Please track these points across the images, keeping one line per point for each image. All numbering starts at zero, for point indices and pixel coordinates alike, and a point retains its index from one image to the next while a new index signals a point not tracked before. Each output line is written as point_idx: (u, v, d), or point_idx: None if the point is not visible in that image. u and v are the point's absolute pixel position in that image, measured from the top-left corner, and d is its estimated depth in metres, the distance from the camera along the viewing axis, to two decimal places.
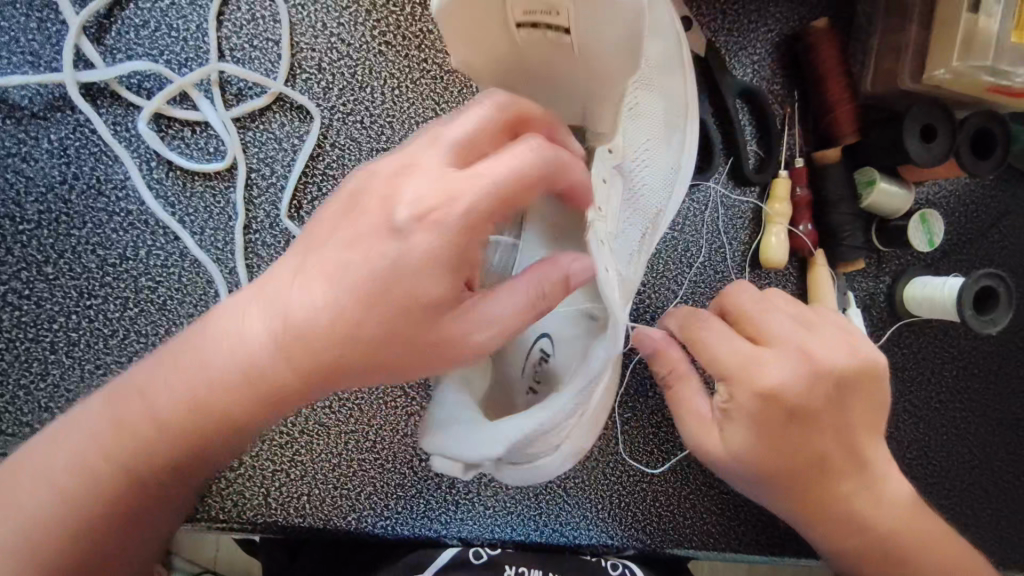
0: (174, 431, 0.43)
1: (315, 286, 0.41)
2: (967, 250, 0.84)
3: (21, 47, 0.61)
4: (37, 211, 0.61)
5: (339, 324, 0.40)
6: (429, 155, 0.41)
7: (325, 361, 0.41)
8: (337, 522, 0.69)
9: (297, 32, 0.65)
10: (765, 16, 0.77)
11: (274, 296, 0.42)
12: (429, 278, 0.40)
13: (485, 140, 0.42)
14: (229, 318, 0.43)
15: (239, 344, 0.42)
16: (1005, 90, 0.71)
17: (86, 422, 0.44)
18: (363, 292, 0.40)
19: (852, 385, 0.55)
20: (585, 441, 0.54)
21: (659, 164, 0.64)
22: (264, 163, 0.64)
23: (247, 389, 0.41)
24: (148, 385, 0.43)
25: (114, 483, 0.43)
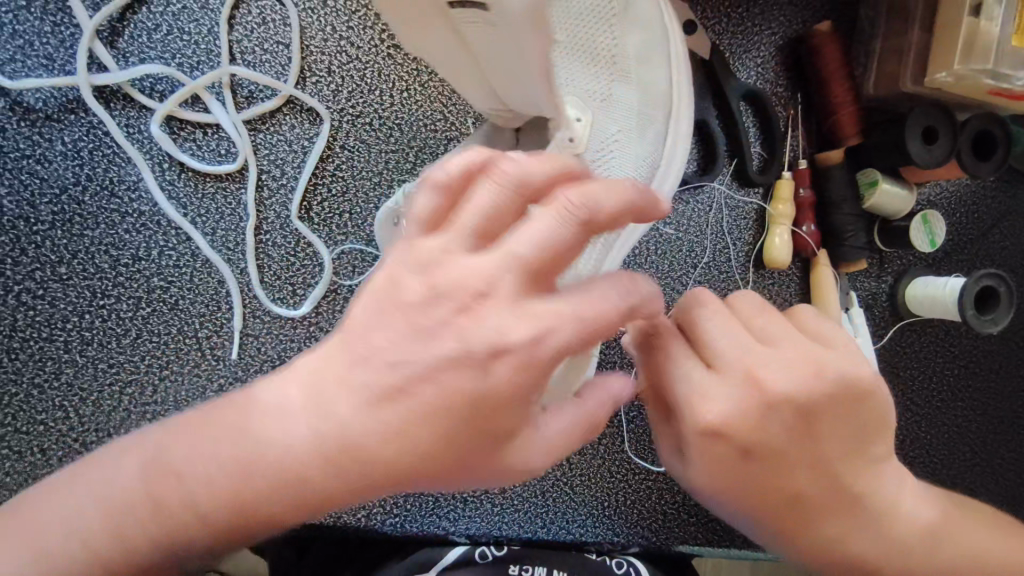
0: (190, 530, 0.37)
1: (398, 405, 0.36)
2: (968, 250, 0.84)
3: (35, 50, 0.61)
4: (51, 212, 0.61)
5: (411, 443, 0.36)
6: (509, 274, 0.36)
7: (384, 481, 0.36)
8: (347, 519, 0.71)
9: (307, 35, 0.66)
10: (769, 19, 0.78)
11: (342, 413, 0.36)
12: (497, 379, 0.36)
13: (565, 252, 0.36)
14: (267, 412, 0.36)
15: (293, 455, 0.35)
16: (1004, 93, 0.72)
17: (117, 476, 0.38)
18: (443, 426, 0.36)
19: (822, 408, 0.43)
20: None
21: (639, 142, 0.57)
22: (274, 165, 0.65)
23: (295, 504, 0.36)
24: (173, 481, 0.37)
25: (131, 563, 0.37)
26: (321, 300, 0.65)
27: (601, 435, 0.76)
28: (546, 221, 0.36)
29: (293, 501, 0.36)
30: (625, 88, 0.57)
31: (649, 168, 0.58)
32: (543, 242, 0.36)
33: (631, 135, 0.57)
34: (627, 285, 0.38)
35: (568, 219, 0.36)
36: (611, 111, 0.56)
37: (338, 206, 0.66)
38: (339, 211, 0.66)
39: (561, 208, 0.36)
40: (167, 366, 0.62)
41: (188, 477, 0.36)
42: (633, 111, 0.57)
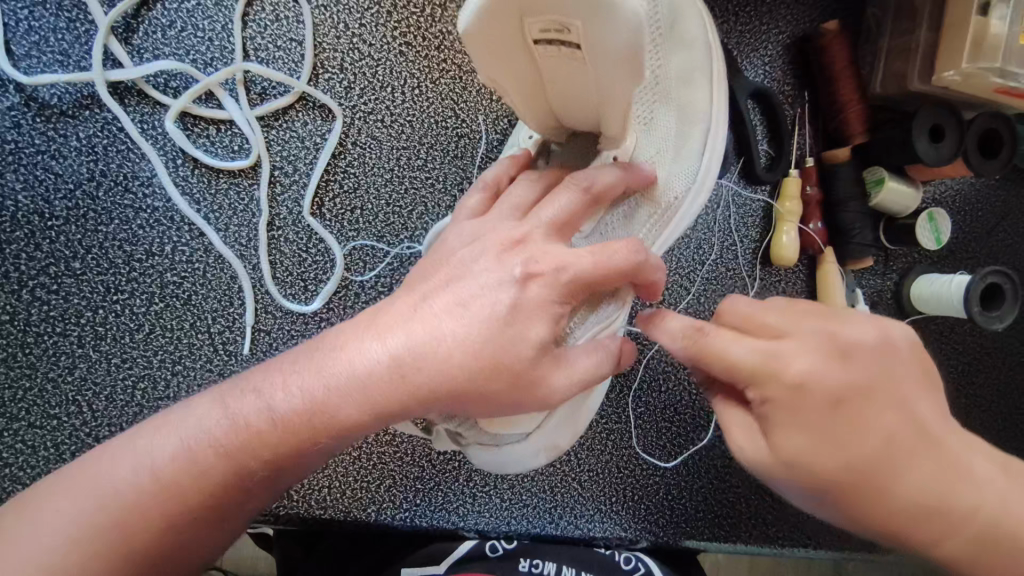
0: (264, 450, 0.42)
1: (440, 320, 0.43)
2: (972, 248, 0.85)
3: (50, 46, 0.62)
4: (65, 207, 0.62)
5: (461, 359, 0.42)
6: (539, 231, 0.47)
7: (421, 400, 0.42)
8: (358, 514, 0.70)
9: (320, 33, 0.66)
10: (776, 18, 0.78)
11: (399, 327, 0.43)
12: (518, 315, 0.43)
13: (576, 217, 0.49)
14: (345, 343, 0.43)
15: (362, 365, 0.42)
16: (1011, 92, 0.72)
17: (196, 417, 0.43)
18: (482, 338, 0.42)
19: (886, 357, 0.43)
20: (563, 439, 0.60)
21: (675, 159, 0.57)
22: (287, 161, 0.66)
23: (367, 409, 0.42)
24: (254, 401, 0.43)
25: (208, 489, 0.42)
26: (332, 296, 0.65)
27: (609, 431, 0.77)
28: (566, 193, 0.49)
29: (364, 404, 0.41)
30: (665, 116, 0.56)
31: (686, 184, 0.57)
32: (562, 208, 0.48)
33: (667, 155, 0.57)
34: (636, 247, 0.46)
35: (575, 188, 0.49)
36: (651, 135, 0.56)
37: (351, 202, 0.66)
38: (352, 207, 0.66)
39: (570, 183, 0.49)
40: (180, 360, 0.63)
41: (269, 394, 0.43)
42: (671, 134, 0.56)
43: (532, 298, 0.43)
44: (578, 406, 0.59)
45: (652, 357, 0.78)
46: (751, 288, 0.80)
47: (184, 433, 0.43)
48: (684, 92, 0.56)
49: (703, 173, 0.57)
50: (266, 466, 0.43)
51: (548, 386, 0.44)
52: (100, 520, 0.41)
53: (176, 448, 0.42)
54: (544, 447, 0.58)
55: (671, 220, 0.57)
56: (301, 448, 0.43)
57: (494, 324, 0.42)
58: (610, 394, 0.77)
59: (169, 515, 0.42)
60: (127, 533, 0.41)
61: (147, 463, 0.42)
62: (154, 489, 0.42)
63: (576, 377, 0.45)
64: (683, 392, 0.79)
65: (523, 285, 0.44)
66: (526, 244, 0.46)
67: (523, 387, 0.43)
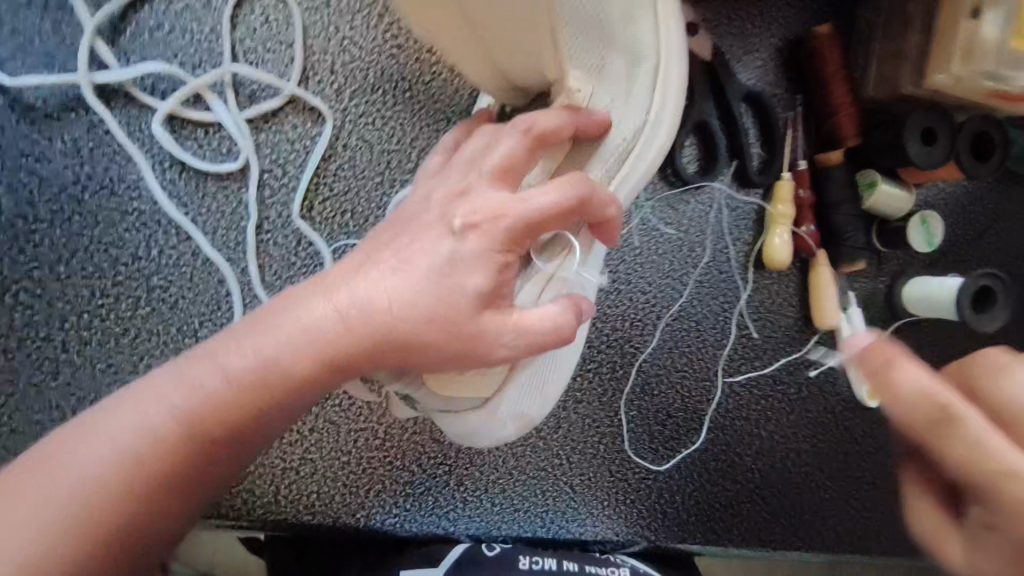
0: (232, 413, 0.43)
1: (385, 276, 0.46)
2: (964, 251, 0.85)
3: (36, 48, 0.61)
4: (50, 211, 0.61)
5: (413, 305, 0.45)
6: (481, 180, 0.48)
7: (381, 348, 0.45)
8: (347, 519, 0.70)
9: (310, 35, 0.66)
10: (768, 22, 0.78)
11: (345, 284, 0.46)
12: (465, 266, 0.45)
13: (520, 162, 0.49)
14: (293, 302, 0.45)
15: (316, 321, 0.44)
16: (1005, 95, 0.71)
17: (155, 392, 0.43)
18: (420, 285, 0.45)
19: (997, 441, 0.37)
20: (530, 409, 0.61)
21: (626, 104, 0.56)
22: (276, 164, 0.65)
23: (318, 361, 0.44)
24: (206, 368, 0.44)
25: (167, 457, 0.42)
26: None
27: (600, 435, 0.76)
28: (508, 139, 0.49)
29: (315, 357, 0.44)
30: (615, 61, 0.56)
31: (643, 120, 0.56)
32: (506, 154, 0.49)
33: (620, 96, 0.56)
34: (576, 180, 0.47)
35: (517, 132, 0.49)
36: (605, 84, 0.56)
37: (340, 205, 0.66)
38: (341, 211, 0.66)
39: (512, 127, 0.50)
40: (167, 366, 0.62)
41: (220, 358, 0.44)
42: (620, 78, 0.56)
43: (470, 248, 0.46)
44: (538, 374, 0.60)
45: (645, 360, 0.78)
46: (742, 291, 0.80)
47: (140, 409, 0.42)
48: (627, 30, 0.54)
49: (655, 109, 0.56)
50: (223, 430, 0.44)
51: (489, 339, 0.46)
52: (61, 503, 0.40)
53: (134, 429, 0.42)
54: (512, 415, 0.59)
55: (629, 161, 0.57)
56: (261, 409, 0.44)
57: (432, 276, 0.45)
58: (603, 398, 0.77)
59: (141, 491, 0.42)
60: (86, 519, 0.40)
61: (104, 436, 0.42)
62: (117, 468, 0.41)
63: (524, 335, 0.47)
64: (675, 396, 0.79)
65: (464, 235, 0.46)
66: (469, 194, 0.47)
67: (467, 340, 0.46)
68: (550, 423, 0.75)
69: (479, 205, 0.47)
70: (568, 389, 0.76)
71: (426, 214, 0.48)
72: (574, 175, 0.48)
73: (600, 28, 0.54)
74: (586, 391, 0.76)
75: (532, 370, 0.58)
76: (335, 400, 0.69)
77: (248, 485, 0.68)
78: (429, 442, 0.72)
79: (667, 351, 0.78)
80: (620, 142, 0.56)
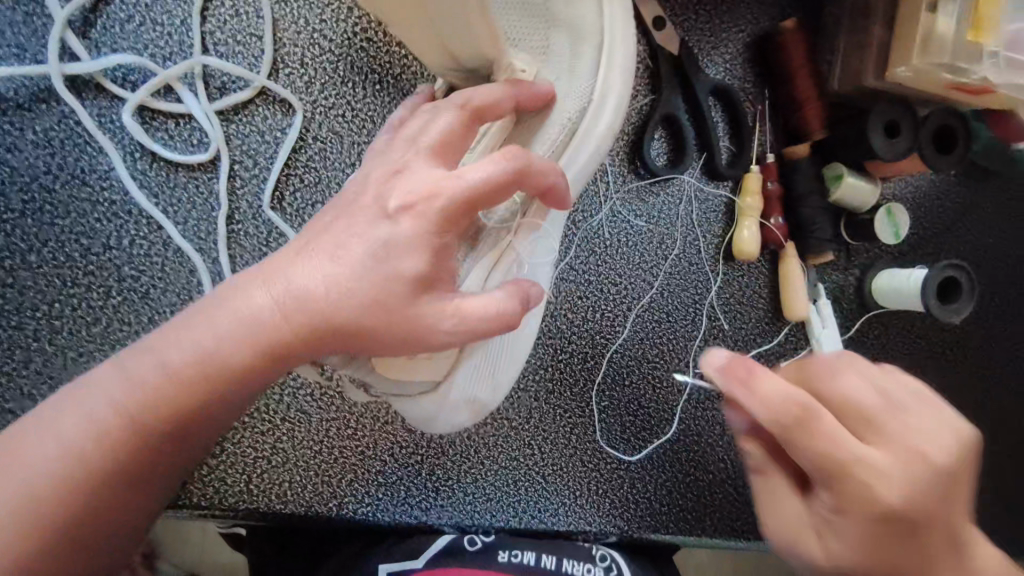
0: (173, 406, 0.46)
1: (321, 259, 0.47)
2: (932, 243, 0.87)
3: (7, 39, 0.62)
4: (21, 201, 0.62)
5: (347, 294, 0.46)
6: (419, 156, 0.50)
7: (322, 335, 0.47)
8: (319, 509, 0.70)
9: (280, 28, 0.67)
10: (736, 17, 0.80)
11: (284, 272, 0.47)
12: (400, 253, 0.47)
13: (458, 137, 0.51)
14: (233, 294, 0.47)
15: (252, 313, 0.46)
16: (963, 87, 0.73)
17: (102, 387, 0.46)
18: (356, 266, 0.47)
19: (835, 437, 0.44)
20: (484, 391, 0.63)
21: (572, 81, 0.63)
22: (247, 155, 0.66)
23: (257, 350, 0.46)
24: (149, 361, 0.46)
25: (113, 453, 0.45)
26: None
27: (572, 425, 0.77)
28: (446, 116, 0.51)
29: (253, 347, 0.46)
30: (558, 39, 0.64)
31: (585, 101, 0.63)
32: (441, 132, 0.50)
33: (565, 74, 0.64)
34: (514, 152, 0.49)
35: (454, 108, 0.51)
36: (550, 61, 0.64)
37: (311, 196, 0.67)
38: (312, 202, 0.67)
39: (450, 103, 0.52)
40: None
41: (162, 352, 0.46)
42: (564, 54, 0.64)
43: (406, 233, 0.47)
44: (489, 356, 0.62)
45: (616, 351, 0.79)
46: (713, 283, 0.81)
47: (86, 407, 0.45)
48: (570, 12, 0.63)
49: (597, 91, 0.63)
50: (169, 422, 0.46)
51: (430, 328, 0.48)
52: (11, 501, 0.43)
53: (84, 422, 0.45)
54: (464, 399, 0.61)
55: (573, 141, 0.63)
56: (202, 402, 0.47)
57: (366, 262, 0.47)
58: (574, 388, 0.77)
59: (91, 481, 0.45)
60: (39, 512, 0.44)
61: (52, 434, 0.45)
62: (64, 462, 0.44)
63: (466, 322, 0.49)
64: (648, 387, 0.80)
65: (398, 217, 0.48)
66: (407, 170, 0.49)
67: (410, 327, 0.47)
68: (521, 412, 0.76)
69: (423, 187, 0.48)
70: (538, 379, 0.76)
71: (385, 201, 0.48)
72: (510, 148, 0.49)
73: (544, 10, 0.63)
74: (557, 381, 0.77)
75: (481, 352, 0.61)
76: (307, 389, 0.70)
77: (219, 474, 0.68)
78: (401, 430, 0.72)
79: (638, 342, 0.79)
80: (568, 122, 0.63)
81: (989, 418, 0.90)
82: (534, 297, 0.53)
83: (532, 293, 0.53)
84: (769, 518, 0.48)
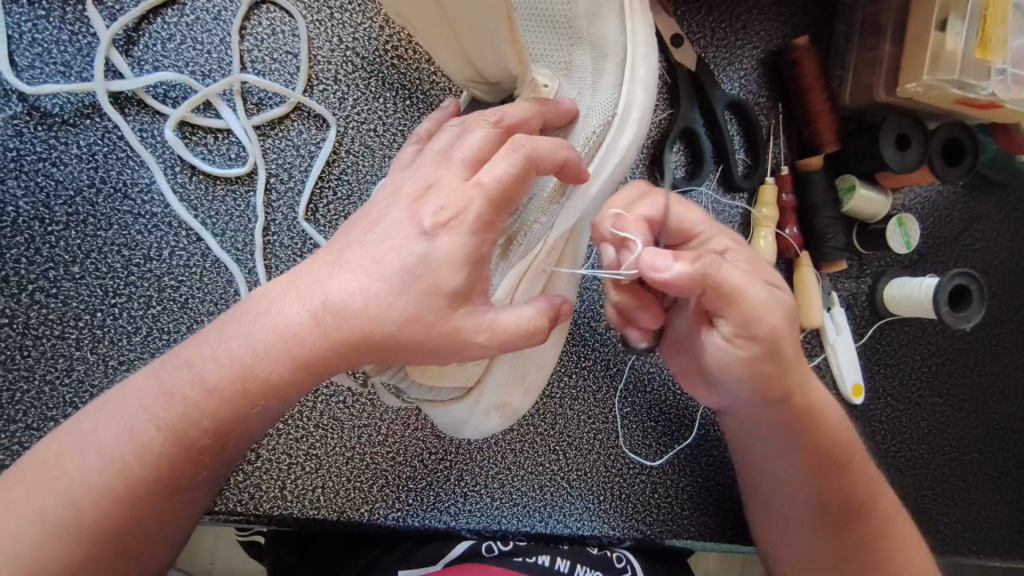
0: (212, 419, 0.46)
1: (357, 275, 0.47)
2: (941, 252, 0.89)
3: (53, 57, 0.64)
4: (65, 212, 0.63)
5: (383, 306, 0.46)
6: (448, 170, 0.50)
7: (362, 349, 0.46)
8: (351, 514, 0.71)
9: (314, 46, 0.69)
10: (750, 34, 0.82)
11: (318, 284, 0.47)
12: (443, 266, 0.47)
13: (490, 150, 0.51)
14: (267, 305, 0.47)
15: (286, 327, 0.46)
16: (972, 103, 0.76)
17: (134, 401, 0.46)
18: (392, 286, 0.46)
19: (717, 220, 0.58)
20: (513, 399, 0.65)
21: (594, 95, 0.66)
22: (282, 169, 0.68)
23: (291, 365, 0.46)
24: (186, 375, 0.46)
25: (153, 464, 0.46)
26: None
27: (595, 431, 0.79)
28: (479, 131, 0.52)
29: (288, 363, 0.46)
30: (581, 55, 0.66)
31: (606, 116, 0.65)
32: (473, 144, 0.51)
33: (588, 87, 0.67)
34: (521, 142, 0.49)
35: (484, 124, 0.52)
36: (572, 76, 0.67)
37: (343, 208, 0.69)
38: (344, 213, 0.69)
39: (482, 119, 0.53)
40: None
41: (198, 368, 0.46)
42: (587, 67, 0.66)
43: (444, 248, 0.47)
44: (519, 366, 0.64)
45: (637, 359, 0.81)
46: None
47: (126, 420, 0.46)
48: (593, 26, 0.65)
49: (620, 107, 0.66)
50: (206, 438, 0.47)
51: (469, 342, 0.48)
52: (59, 513, 0.44)
53: (123, 436, 0.45)
54: (494, 406, 0.63)
55: (600, 152, 0.65)
56: (241, 413, 0.47)
57: (402, 275, 0.46)
58: (597, 394, 0.79)
59: (131, 493, 0.45)
60: (83, 526, 0.44)
61: (93, 446, 0.45)
62: (103, 475, 0.45)
63: (504, 333, 0.49)
64: (668, 392, 0.82)
65: (435, 234, 0.47)
66: (437, 185, 0.49)
67: (451, 342, 0.47)
68: (546, 419, 0.77)
69: (457, 201, 0.48)
70: (563, 386, 0.78)
71: (420, 214, 0.48)
72: (517, 139, 0.50)
73: (567, 28, 0.65)
74: (581, 388, 0.79)
75: (511, 360, 0.62)
76: (340, 395, 0.72)
77: (255, 480, 0.69)
78: (431, 437, 0.74)
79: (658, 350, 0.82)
80: (593, 135, 0.65)
81: (998, 423, 0.92)
82: (563, 313, 0.56)
83: (563, 309, 0.55)
84: (744, 286, 0.52)
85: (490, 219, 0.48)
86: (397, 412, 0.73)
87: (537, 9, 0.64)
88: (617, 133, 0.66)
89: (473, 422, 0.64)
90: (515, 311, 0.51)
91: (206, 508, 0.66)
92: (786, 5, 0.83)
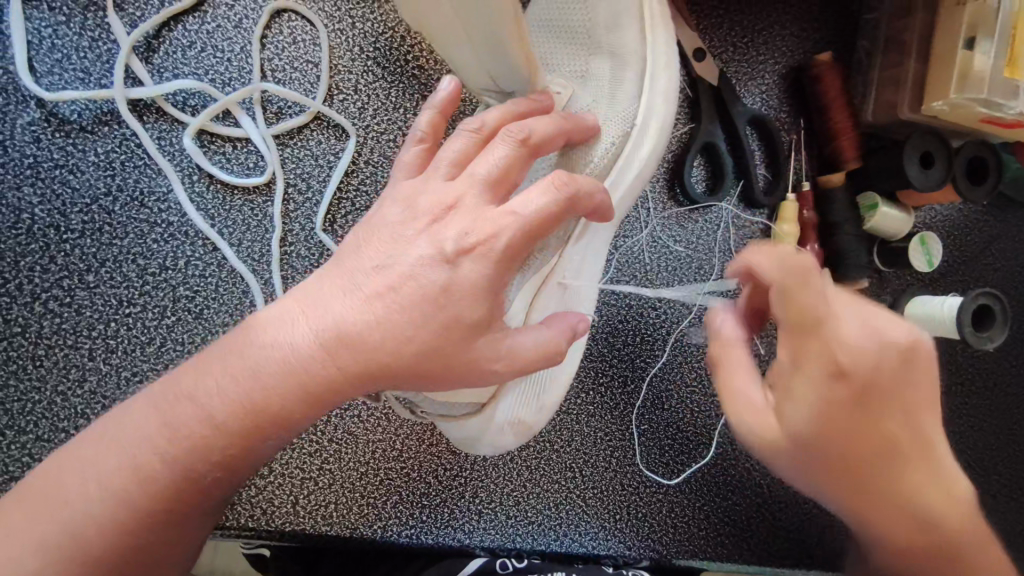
0: (220, 446, 0.44)
1: (373, 299, 0.45)
2: (962, 272, 0.88)
3: (72, 64, 0.63)
4: (81, 221, 0.62)
5: (405, 329, 0.45)
6: (470, 188, 0.48)
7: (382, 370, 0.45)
8: (363, 531, 0.70)
9: (336, 56, 0.68)
10: (771, 49, 0.82)
11: (325, 304, 0.45)
12: (467, 284, 0.45)
13: (513, 168, 0.49)
14: (269, 332, 0.45)
15: (292, 353, 0.44)
16: (998, 121, 0.75)
17: (136, 426, 0.44)
18: (412, 309, 0.45)
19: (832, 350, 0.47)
20: (528, 415, 0.63)
21: (608, 103, 0.64)
22: (301, 179, 0.67)
23: (306, 391, 0.44)
24: (188, 403, 0.44)
25: (159, 491, 0.43)
26: None
27: (612, 448, 0.77)
28: (499, 146, 0.49)
29: (298, 394, 0.44)
30: (600, 64, 0.65)
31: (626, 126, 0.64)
32: (493, 162, 0.48)
33: (605, 99, 0.65)
34: (563, 176, 0.48)
35: (512, 140, 0.49)
36: (585, 82, 0.65)
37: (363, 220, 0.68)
38: None
39: (505, 134, 0.49)
40: None
41: (200, 401, 0.44)
42: (604, 77, 0.65)
43: (464, 268, 0.45)
44: (533, 385, 0.63)
45: (656, 375, 0.80)
46: None
47: (130, 445, 0.43)
48: (611, 37, 0.65)
49: (640, 116, 0.65)
50: (213, 468, 0.44)
51: (492, 364, 0.47)
52: (64, 538, 0.41)
53: (126, 463, 0.43)
54: (508, 422, 0.61)
55: (617, 165, 0.64)
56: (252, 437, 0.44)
57: (423, 295, 0.45)
58: (615, 412, 0.78)
59: (134, 524, 0.43)
60: (85, 557, 0.42)
61: (94, 472, 0.43)
62: (104, 504, 0.42)
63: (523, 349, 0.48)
64: (685, 410, 0.81)
65: (451, 253, 0.46)
66: (459, 207, 0.47)
67: (474, 362, 0.46)
68: (562, 436, 0.76)
69: (485, 228, 0.46)
70: (581, 403, 0.77)
71: (439, 238, 0.46)
72: (556, 173, 0.48)
73: (584, 37, 0.65)
74: (597, 405, 0.77)
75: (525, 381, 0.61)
76: (354, 410, 0.70)
77: (267, 495, 0.67)
78: (446, 453, 0.73)
79: (676, 367, 0.81)
80: (611, 148, 0.63)
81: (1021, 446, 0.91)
82: (579, 332, 0.52)
83: (577, 324, 0.52)
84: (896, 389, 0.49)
85: (519, 241, 0.46)
86: (413, 426, 0.72)
87: (557, 21, 0.66)
88: (637, 143, 0.65)
89: (487, 440, 0.62)
90: (532, 334, 0.49)
91: (217, 523, 0.65)
92: (808, 22, 0.83)
